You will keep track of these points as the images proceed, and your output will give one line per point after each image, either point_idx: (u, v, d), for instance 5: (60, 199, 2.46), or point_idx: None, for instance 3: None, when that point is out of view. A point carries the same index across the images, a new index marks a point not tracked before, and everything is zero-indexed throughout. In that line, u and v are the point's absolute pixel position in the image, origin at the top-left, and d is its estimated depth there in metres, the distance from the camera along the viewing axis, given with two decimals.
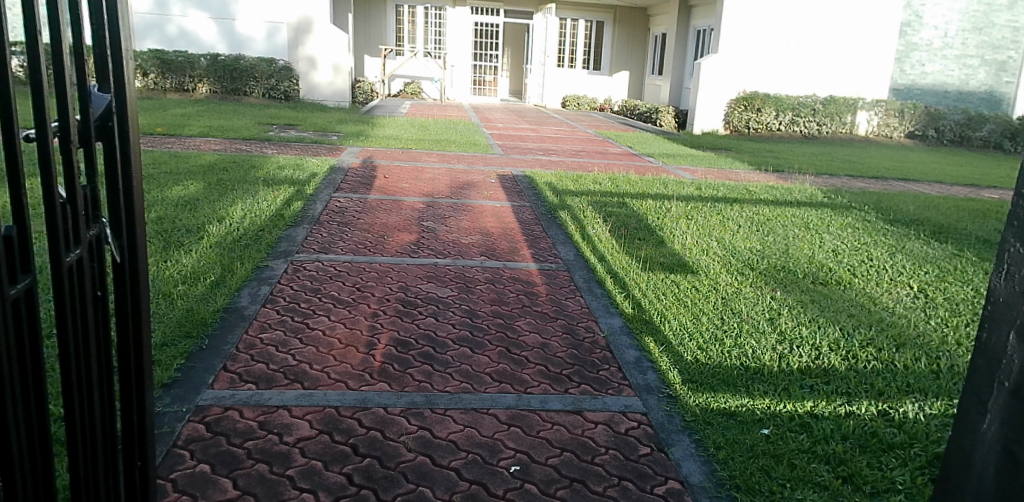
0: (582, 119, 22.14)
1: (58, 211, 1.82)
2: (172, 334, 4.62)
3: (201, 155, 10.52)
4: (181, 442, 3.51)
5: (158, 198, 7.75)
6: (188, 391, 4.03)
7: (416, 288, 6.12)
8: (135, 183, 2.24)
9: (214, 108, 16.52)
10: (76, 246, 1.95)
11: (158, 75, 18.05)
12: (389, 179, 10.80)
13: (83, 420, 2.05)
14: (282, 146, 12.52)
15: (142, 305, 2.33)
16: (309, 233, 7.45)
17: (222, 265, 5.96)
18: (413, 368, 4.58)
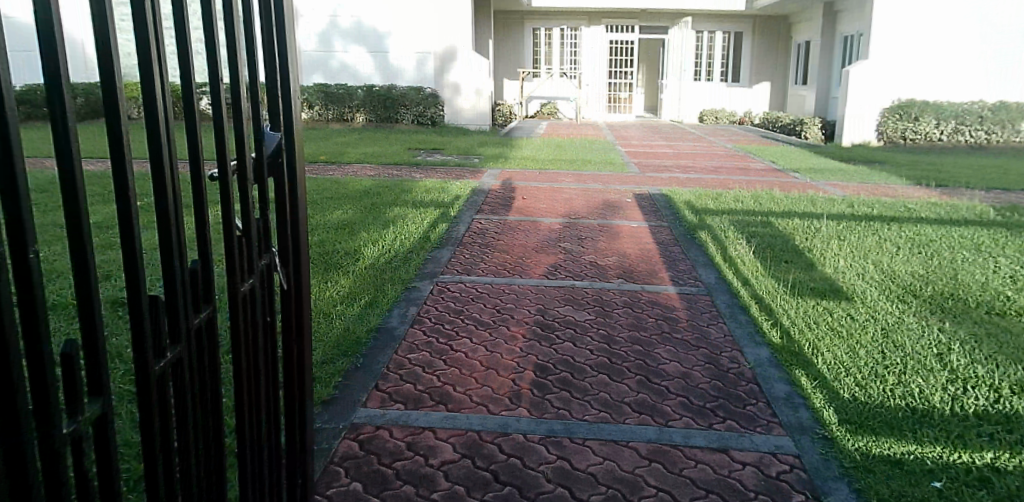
0: (720, 133, 21.30)
1: (235, 244, 2.01)
2: (331, 353, 4.99)
3: (358, 181, 11.37)
4: (337, 459, 3.77)
5: (320, 222, 8.42)
6: (345, 409, 4.33)
7: (553, 311, 6.18)
8: (299, 213, 2.43)
9: (368, 135, 17.83)
10: (251, 275, 2.15)
11: (322, 107, 19.33)
12: (527, 201, 11.04)
13: (252, 433, 2.22)
14: (428, 169, 13.24)
15: (306, 326, 2.52)
16: (453, 254, 7.79)
17: (375, 287, 6.36)
18: (552, 394, 4.62)
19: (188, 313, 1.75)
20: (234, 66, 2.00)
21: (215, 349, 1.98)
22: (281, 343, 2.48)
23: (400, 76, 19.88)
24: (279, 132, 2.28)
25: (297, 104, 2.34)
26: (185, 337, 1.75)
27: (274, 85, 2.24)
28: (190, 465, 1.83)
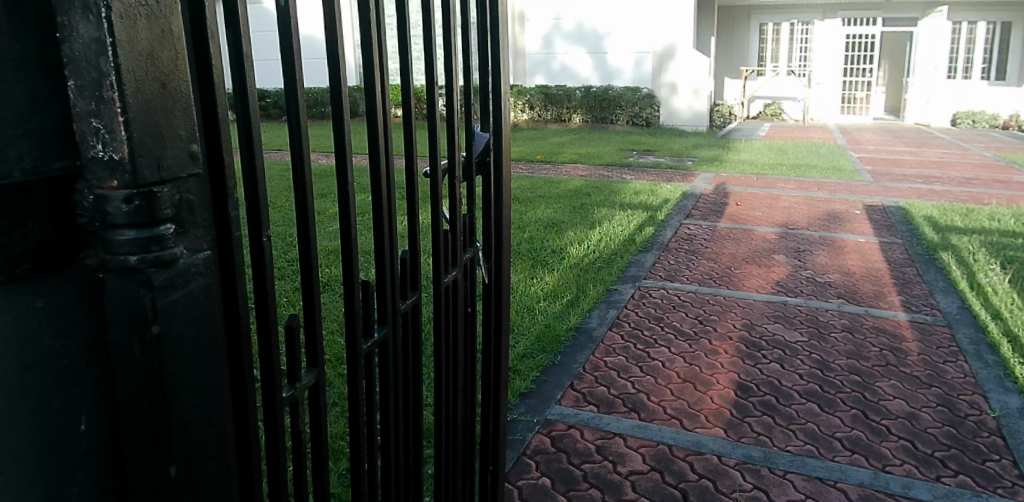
0: (980, 139, 18.21)
1: (440, 236, 1.91)
2: (531, 347, 5.08)
3: (570, 181, 11.59)
4: (530, 452, 3.87)
5: (531, 218, 8.66)
6: (539, 404, 4.39)
7: (761, 328, 5.75)
8: (505, 211, 2.34)
9: (584, 135, 18.10)
10: (455, 267, 2.02)
11: (542, 108, 19.83)
12: (741, 207, 10.42)
13: (447, 429, 2.05)
14: (639, 171, 13.08)
15: (503, 318, 2.39)
16: (658, 259, 7.60)
17: (577, 285, 6.36)
18: (752, 417, 4.31)
19: (395, 297, 1.68)
20: (449, 70, 2.03)
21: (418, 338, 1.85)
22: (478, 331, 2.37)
23: (619, 76, 19.71)
24: (489, 132, 2.28)
25: (506, 104, 2.32)
26: (391, 319, 1.68)
27: (486, 87, 2.24)
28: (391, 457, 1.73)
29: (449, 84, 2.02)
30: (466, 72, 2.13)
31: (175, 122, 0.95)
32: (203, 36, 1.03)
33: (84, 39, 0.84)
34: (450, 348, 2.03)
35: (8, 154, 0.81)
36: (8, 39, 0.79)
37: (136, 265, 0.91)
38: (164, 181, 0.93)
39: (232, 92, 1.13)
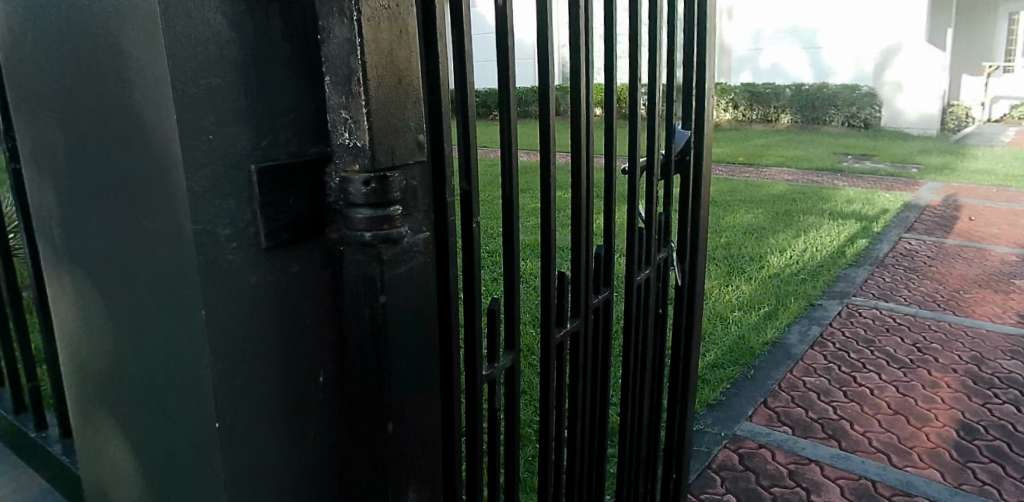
0: None
1: (635, 234, 1.88)
2: (723, 357, 4.78)
3: (773, 185, 10.82)
4: (714, 466, 3.69)
5: (729, 224, 8.22)
6: (728, 418, 4.15)
7: (996, 363, 4.91)
8: (702, 211, 2.25)
9: (791, 137, 16.80)
10: (648, 265, 1.97)
11: (746, 107, 18.80)
12: (977, 223, 9.00)
13: (631, 433, 1.99)
14: (853, 177, 11.84)
15: (695, 322, 2.29)
16: (871, 276, 6.82)
17: (777, 296, 5.91)
18: (978, 464, 3.70)
19: (589, 292, 1.65)
20: (653, 67, 1.99)
21: (608, 338, 1.78)
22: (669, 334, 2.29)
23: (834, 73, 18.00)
24: (690, 130, 2.19)
25: (710, 100, 2.23)
26: (585, 312, 1.64)
27: (690, 83, 2.17)
28: (576, 450, 1.70)
29: (653, 80, 1.99)
30: (670, 68, 2.07)
31: (405, 112, 1.04)
32: None
33: (339, 41, 0.97)
34: (639, 348, 1.97)
35: (277, 141, 0.96)
36: (281, 43, 0.96)
37: (369, 241, 1.01)
38: (395, 166, 1.02)
39: (454, 89, 1.21)
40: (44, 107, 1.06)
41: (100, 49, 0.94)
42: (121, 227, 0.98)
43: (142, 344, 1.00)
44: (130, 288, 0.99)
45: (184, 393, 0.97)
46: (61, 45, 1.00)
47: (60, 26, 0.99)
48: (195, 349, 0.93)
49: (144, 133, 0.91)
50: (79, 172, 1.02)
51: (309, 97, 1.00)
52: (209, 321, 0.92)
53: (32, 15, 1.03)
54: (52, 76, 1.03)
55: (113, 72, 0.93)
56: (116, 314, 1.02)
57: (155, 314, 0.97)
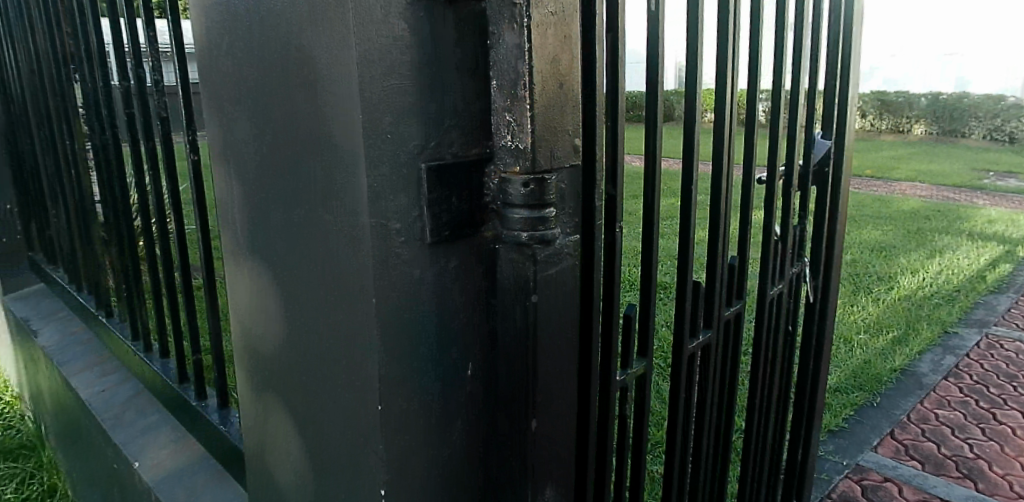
0: None
1: (771, 247, 1.82)
2: (848, 381, 4.49)
3: (904, 201, 10.06)
4: (834, 495, 3.48)
5: (855, 240, 7.73)
6: (851, 446, 3.90)
7: None
8: (838, 226, 2.14)
9: (925, 149, 15.56)
10: (780, 280, 1.91)
11: (875, 117, 17.61)
12: None
13: (755, 453, 1.91)
14: (998, 196, 10.80)
15: (826, 342, 2.18)
16: (1017, 305, 6.20)
17: (907, 321, 5.49)
18: None
19: (721, 304, 1.60)
20: (796, 72, 1.91)
21: (737, 352, 1.72)
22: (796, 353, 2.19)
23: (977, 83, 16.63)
24: (831, 140, 2.08)
25: (853, 109, 2.11)
26: (716, 324, 1.60)
27: (832, 92, 2.06)
28: (701, 465, 1.66)
29: (794, 87, 1.90)
30: (814, 75, 1.98)
31: (565, 116, 1.06)
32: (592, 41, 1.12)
33: (508, 46, 1.00)
34: (767, 366, 1.90)
35: (445, 142, 1.01)
36: (453, 47, 1.00)
37: (525, 240, 1.03)
38: (552, 169, 1.04)
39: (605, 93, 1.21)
40: (229, 102, 1.13)
41: (288, 52, 1.00)
42: (301, 217, 1.05)
43: (313, 328, 1.08)
44: (306, 275, 1.07)
45: (350, 375, 1.03)
46: (247, 47, 1.06)
47: (249, 29, 1.05)
48: (364, 335, 0.99)
49: (329, 133, 0.98)
50: (262, 165, 1.10)
51: (474, 99, 1.04)
52: (378, 308, 0.97)
53: (223, 16, 1.09)
54: (239, 74, 1.09)
55: (303, 74, 0.99)
56: (291, 298, 1.10)
57: (327, 301, 1.04)
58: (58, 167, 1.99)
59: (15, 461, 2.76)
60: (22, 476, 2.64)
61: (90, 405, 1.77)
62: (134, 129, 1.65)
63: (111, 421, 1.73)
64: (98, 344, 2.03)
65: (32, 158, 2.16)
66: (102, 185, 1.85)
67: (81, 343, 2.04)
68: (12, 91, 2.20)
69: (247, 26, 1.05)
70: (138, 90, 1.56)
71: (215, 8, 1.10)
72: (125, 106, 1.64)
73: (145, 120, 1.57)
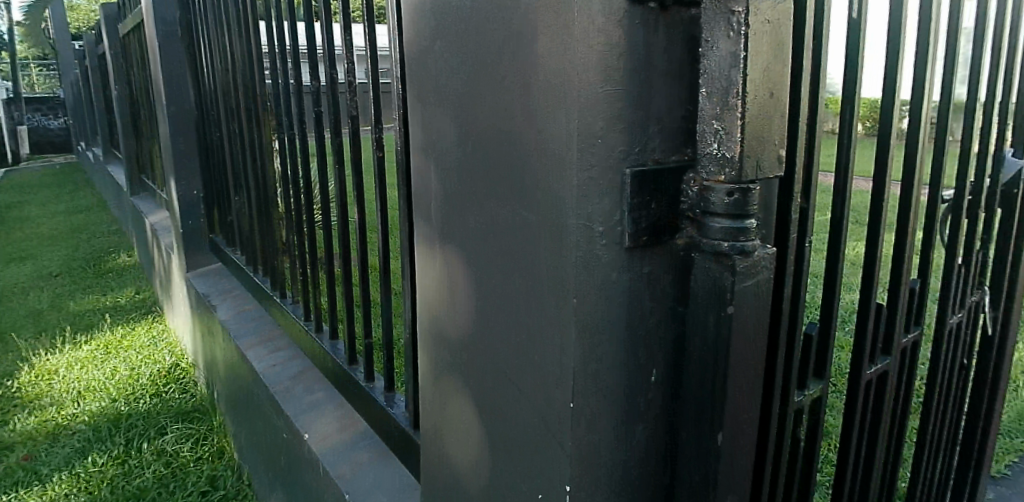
0: None
1: (953, 273, 1.69)
2: (1012, 424, 4.08)
3: None
4: None
5: None
6: (1016, 494, 3.48)
7: None
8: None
9: None
10: (960, 309, 1.78)
11: None
12: None
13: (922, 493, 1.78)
14: None
15: (1003, 379, 2.00)
16: None
17: None
18: None
19: (901, 330, 1.51)
20: (994, 82, 1.74)
21: (910, 383, 1.62)
22: (968, 389, 2.01)
23: None
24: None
25: None
26: (894, 351, 1.51)
27: None
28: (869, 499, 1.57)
29: (992, 99, 1.73)
30: (1012, 89, 1.81)
31: (772, 128, 1.02)
32: (800, 50, 1.08)
33: (722, 53, 0.97)
34: (941, 400, 1.78)
35: (648, 148, 1.00)
36: (662, 54, 0.99)
37: (725, 250, 1.00)
38: (756, 179, 1.00)
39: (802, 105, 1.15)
40: (435, 102, 1.19)
41: (502, 55, 1.03)
42: (500, 215, 1.08)
43: (504, 323, 1.11)
44: (501, 271, 1.10)
45: (542, 372, 1.05)
46: (460, 50, 1.10)
47: (463, 32, 1.09)
48: (562, 336, 1.00)
49: (537, 134, 1.00)
50: (463, 164, 1.15)
51: (679, 106, 1.03)
52: (578, 310, 0.98)
53: (437, 19, 1.14)
54: (448, 75, 1.14)
55: (513, 75, 1.01)
56: (484, 292, 1.15)
57: (521, 299, 1.07)
58: (244, 156, 2.16)
59: (193, 421, 2.66)
60: (198, 437, 2.54)
61: (264, 377, 1.91)
62: (322, 125, 1.75)
63: (283, 393, 1.85)
64: (270, 322, 2.19)
65: (221, 147, 2.36)
66: (283, 177, 1.98)
67: (256, 320, 2.22)
68: (205, 85, 2.40)
69: (460, 26, 1.09)
70: (330, 87, 1.65)
71: (430, 11, 1.16)
72: (315, 101, 1.74)
73: (334, 116, 1.67)
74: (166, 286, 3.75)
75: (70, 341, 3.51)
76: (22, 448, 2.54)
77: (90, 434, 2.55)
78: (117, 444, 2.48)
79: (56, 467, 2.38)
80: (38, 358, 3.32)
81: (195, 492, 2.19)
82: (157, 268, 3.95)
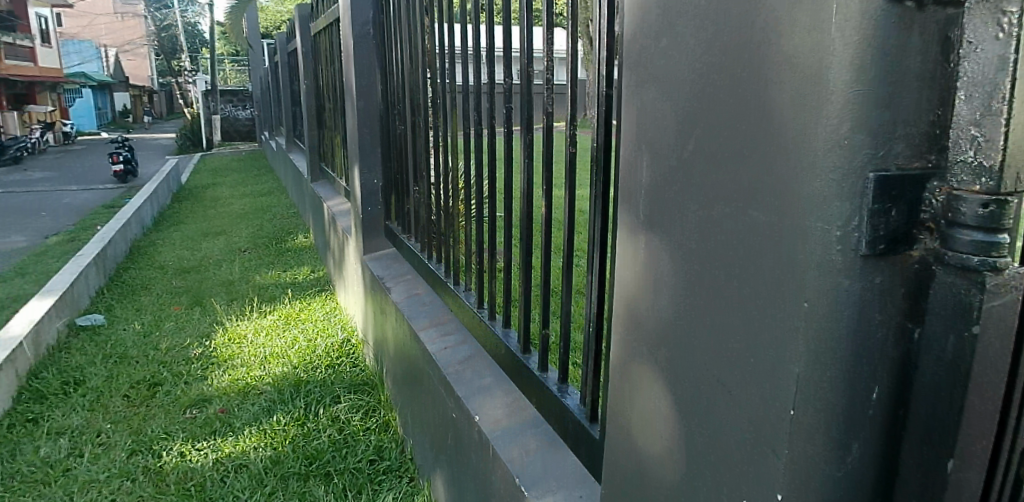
0: None
1: None
2: None
3: None
4: None
5: None
6: None
7: None
8: None
9: None
10: None
11: None
12: None
13: None
14: None
15: None
16: None
17: None
18: None
19: None
20: None
21: None
22: None
23: None
24: None
25: None
26: None
27: None
28: None
29: None
30: None
31: None
32: None
33: (988, 56, 0.78)
34: None
35: (890, 151, 0.83)
36: (917, 58, 0.81)
37: (974, 265, 0.82)
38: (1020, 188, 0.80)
39: None
40: (655, 96, 1.12)
41: (742, 40, 0.93)
42: (721, 215, 1.00)
43: (717, 329, 1.02)
44: (716, 274, 1.02)
45: (756, 382, 0.96)
46: (690, 35, 1.02)
47: (695, 16, 1.01)
48: (785, 346, 0.91)
49: (777, 137, 0.89)
50: (682, 158, 1.07)
51: (926, 108, 0.84)
52: (807, 317, 0.88)
53: (664, 6, 1.07)
54: (673, 70, 1.07)
55: (753, 68, 0.92)
56: (695, 297, 1.06)
57: (739, 305, 0.98)
58: (427, 147, 2.31)
59: (362, 393, 2.85)
60: (367, 409, 2.72)
61: (438, 359, 2.01)
62: (511, 121, 1.81)
63: (455, 376, 1.93)
64: (442, 307, 2.30)
65: (404, 138, 2.53)
66: (467, 166, 2.06)
67: (430, 304, 2.34)
68: (395, 79, 2.57)
69: (692, 20, 1.02)
70: (524, 86, 1.69)
71: (658, 4, 1.09)
72: (507, 98, 1.79)
73: (526, 113, 1.70)
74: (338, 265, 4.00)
75: (258, 310, 3.90)
76: (218, 401, 2.85)
77: (275, 395, 2.83)
78: (298, 407, 2.72)
79: (247, 421, 2.65)
80: (231, 323, 3.72)
81: (364, 459, 2.35)
82: (332, 249, 4.23)
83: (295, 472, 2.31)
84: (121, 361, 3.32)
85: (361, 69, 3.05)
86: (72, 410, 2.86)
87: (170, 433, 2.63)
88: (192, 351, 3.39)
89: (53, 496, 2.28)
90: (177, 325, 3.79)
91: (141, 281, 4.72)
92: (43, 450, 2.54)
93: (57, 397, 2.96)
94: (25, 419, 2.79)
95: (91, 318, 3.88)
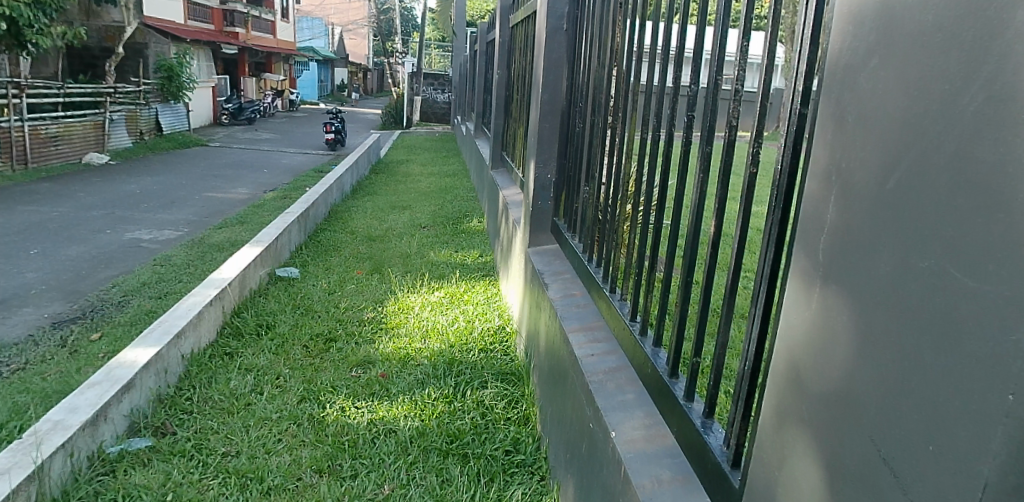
0: None
1: None
2: None
3: None
4: None
5: None
6: None
7: None
8: None
9: None
10: None
11: None
12: None
13: None
14: None
15: None
16: None
17: None
18: None
19: None
20: None
21: None
22: None
23: None
24: None
25: None
26: None
27: None
28: None
29: None
30: None
31: None
32: None
33: None
34: None
35: None
36: None
37: None
38: None
39: None
40: (855, 125, 0.98)
41: (975, 67, 0.76)
42: (916, 269, 0.84)
43: (893, 400, 0.87)
44: (900, 333, 0.86)
45: (931, 473, 0.80)
46: (909, 56, 0.86)
47: (915, 32, 0.85)
48: (974, 438, 0.74)
49: (1002, 185, 0.72)
50: (879, 198, 0.92)
51: None
52: (1011, 415, 0.69)
53: (878, 22, 0.93)
54: (881, 95, 0.92)
55: (985, 103, 0.75)
56: (868, 361, 0.92)
57: (922, 375, 0.82)
58: (602, 147, 2.26)
59: (509, 382, 2.93)
60: (511, 399, 2.78)
61: (583, 364, 1.98)
62: (692, 128, 1.69)
63: (598, 385, 1.89)
64: (595, 312, 2.27)
65: (581, 137, 2.51)
66: (638, 171, 1.98)
67: (585, 308, 2.31)
68: (580, 78, 2.55)
69: (913, 37, 0.86)
70: (711, 92, 1.56)
71: (873, 18, 0.94)
72: (690, 104, 1.67)
73: (709, 121, 1.58)
74: (505, 253, 4.11)
75: (427, 285, 4.15)
76: (381, 366, 3.08)
77: (430, 369, 3.00)
78: (449, 384, 2.86)
79: (402, 389, 2.84)
80: (402, 294, 4.00)
81: (500, 448, 2.42)
82: (502, 238, 4.37)
83: (437, 447, 2.43)
84: (306, 313, 3.72)
85: (549, 64, 3.08)
86: (260, 351, 3.27)
87: (335, 387, 2.89)
88: (365, 314, 3.70)
89: (234, 425, 2.62)
90: (356, 288, 4.14)
91: (333, 243, 5.25)
92: (233, 383, 2.94)
93: (251, 337, 3.40)
94: (223, 352, 3.24)
95: (287, 271, 4.40)
